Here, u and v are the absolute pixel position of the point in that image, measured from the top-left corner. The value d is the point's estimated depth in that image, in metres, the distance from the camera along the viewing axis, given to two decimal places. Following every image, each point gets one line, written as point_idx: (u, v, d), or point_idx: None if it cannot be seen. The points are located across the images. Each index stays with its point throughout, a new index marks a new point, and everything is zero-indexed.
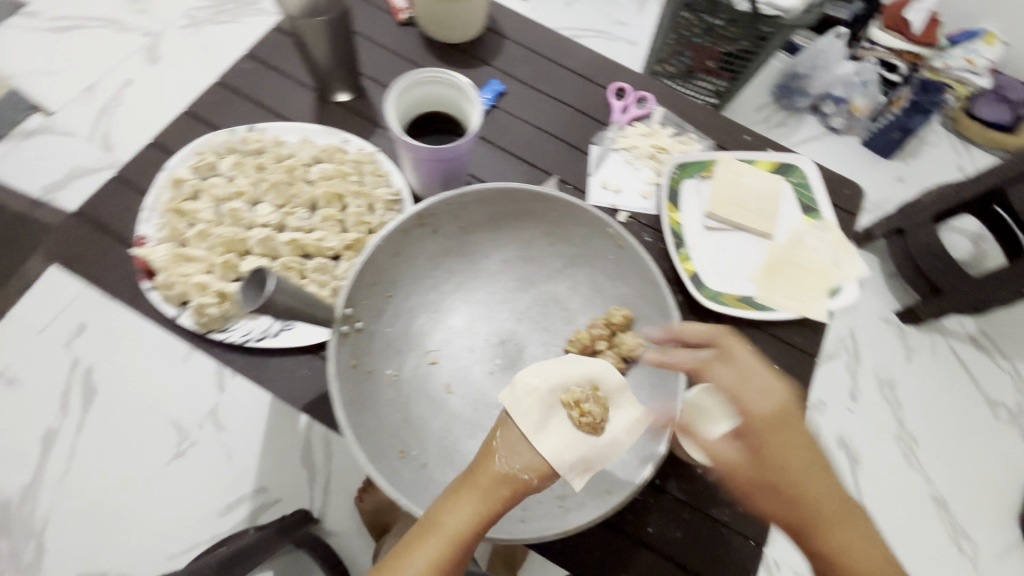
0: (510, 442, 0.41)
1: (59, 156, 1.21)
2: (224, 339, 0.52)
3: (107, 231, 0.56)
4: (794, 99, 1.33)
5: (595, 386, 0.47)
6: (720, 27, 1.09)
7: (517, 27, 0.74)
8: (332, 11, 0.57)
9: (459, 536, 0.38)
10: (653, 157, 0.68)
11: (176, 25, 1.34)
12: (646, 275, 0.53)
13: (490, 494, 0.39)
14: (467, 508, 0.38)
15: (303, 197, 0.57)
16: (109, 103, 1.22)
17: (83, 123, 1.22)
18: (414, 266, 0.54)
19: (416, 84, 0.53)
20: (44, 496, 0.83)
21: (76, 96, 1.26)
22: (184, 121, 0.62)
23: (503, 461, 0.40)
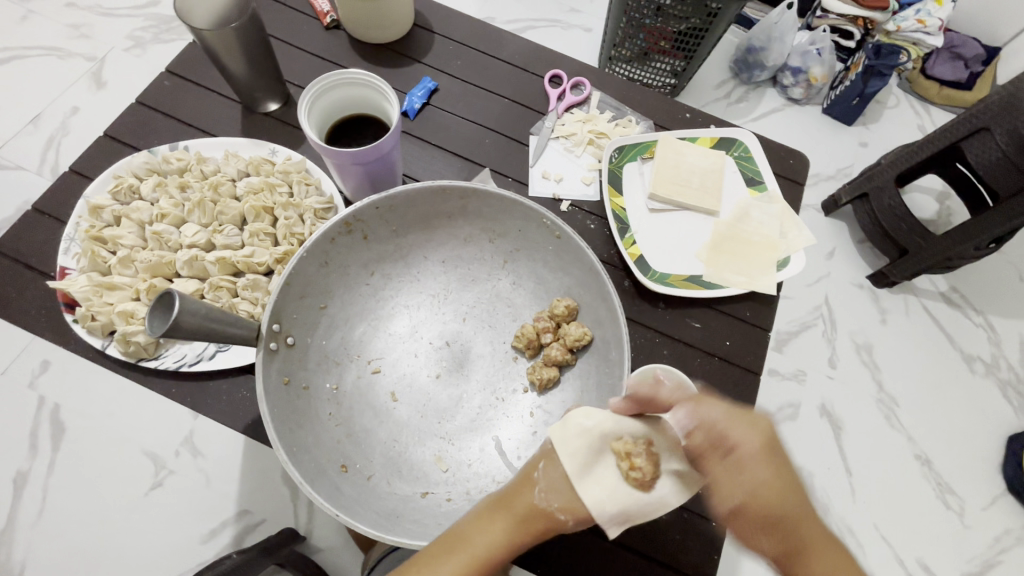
0: (553, 477, 0.37)
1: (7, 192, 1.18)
2: (157, 366, 0.51)
3: (29, 266, 0.54)
4: (754, 73, 1.32)
5: (651, 440, 0.38)
6: (668, 7, 1.08)
7: (447, 22, 0.73)
8: (242, 17, 0.55)
9: (483, 564, 0.36)
10: (591, 143, 0.67)
11: (121, 49, 1.31)
12: (584, 263, 0.52)
13: (526, 524, 0.37)
14: (496, 537, 0.37)
15: (230, 213, 0.55)
16: (54, 133, 1.20)
17: (30, 155, 1.19)
18: (347, 275, 0.53)
19: (329, 88, 0.51)
20: (17, 541, 0.82)
21: (19, 128, 1.23)
22: (105, 147, 0.60)
23: (543, 496, 0.37)
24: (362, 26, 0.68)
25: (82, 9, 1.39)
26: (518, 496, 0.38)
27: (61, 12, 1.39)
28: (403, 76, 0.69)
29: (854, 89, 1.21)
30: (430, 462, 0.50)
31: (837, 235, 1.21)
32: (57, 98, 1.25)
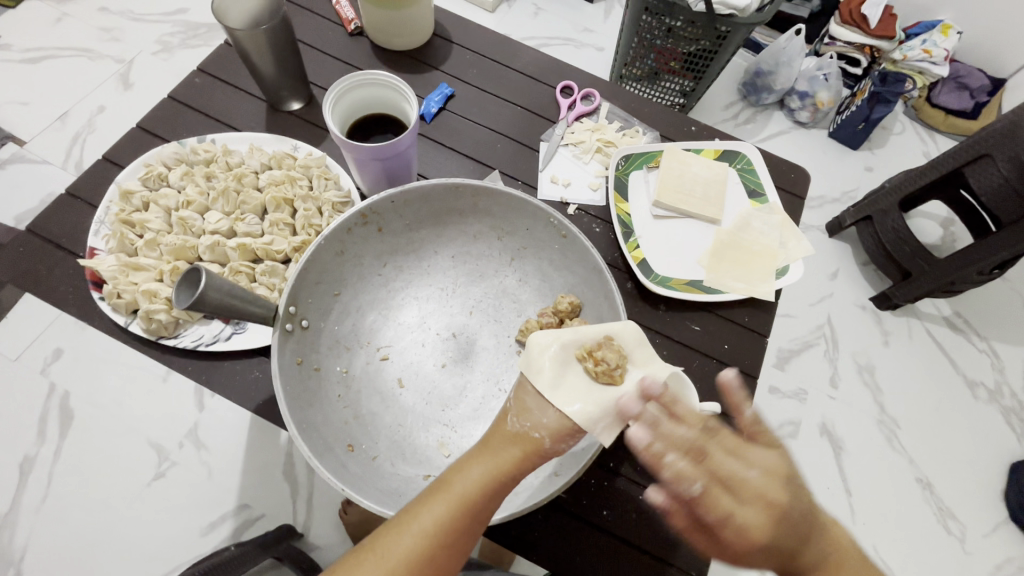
0: (524, 401, 0.43)
1: (33, 184, 1.24)
2: (176, 344, 0.53)
3: (60, 246, 0.57)
4: (762, 96, 1.36)
5: (611, 337, 0.47)
6: (679, 28, 1.11)
7: (466, 33, 0.76)
8: (274, 20, 0.58)
9: (467, 497, 0.39)
10: (599, 150, 0.70)
11: (149, 52, 1.39)
12: (588, 261, 0.54)
13: (504, 454, 0.41)
14: (475, 470, 0.40)
15: (252, 203, 0.58)
16: (82, 130, 1.27)
17: (59, 149, 1.27)
18: (361, 265, 0.55)
19: (353, 86, 0.54)
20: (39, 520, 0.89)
21: (48, 125, 1.29)
22: (137, 138, 0.63)
23: (515, 421, 0.43)
24: (382, 28, 0.70)
25: (113, 14, 1.46)
26: (496, 432, 0.43)
27: (94, 16, 1.45)
28: (422, 82, 0.72)
29: (860, 114, 1.24)
30: (432, 446, 0.51)
31: (840, 256, 1.23)
32: (86, 98, 1.32)
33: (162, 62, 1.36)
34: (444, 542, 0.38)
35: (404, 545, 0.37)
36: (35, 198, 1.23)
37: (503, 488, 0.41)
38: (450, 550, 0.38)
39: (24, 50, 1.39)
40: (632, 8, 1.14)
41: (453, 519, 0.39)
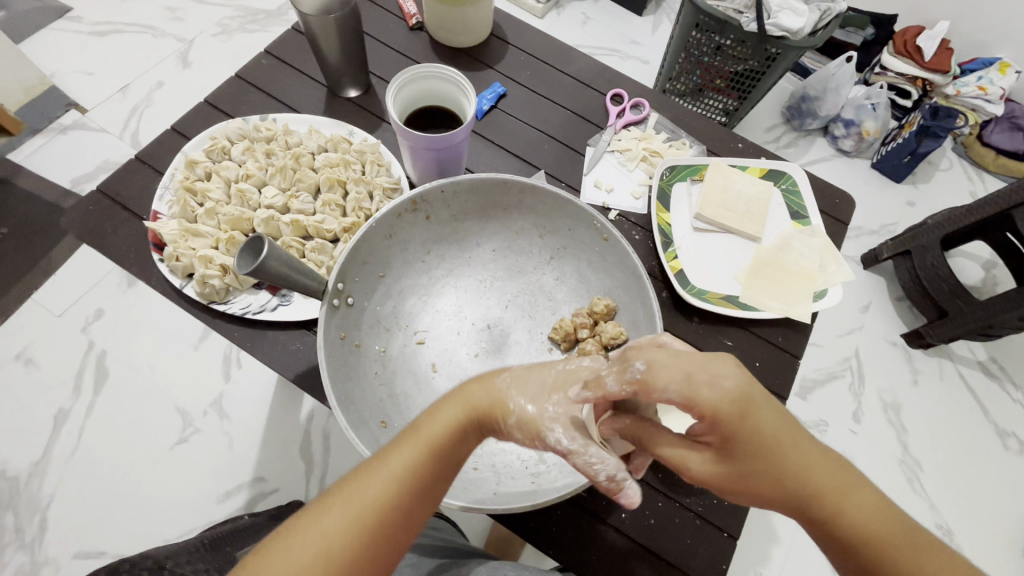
0: (524, 375, 0.43)
1: (90, 152, 1.46)
2: (225, 310, 0.55)
3: (124, 207, 0.60)
4: (806, 121, 1.35)
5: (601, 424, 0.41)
6: (729, 47, 1.13)
7: (522, 35, 0.77)
8: (344, 9, 0.61)
9: (436, 440, 0.41)
10: (645, 159, 0.70)
11: (209, 32, 1.60)
12: (628, 266, 0.55)
13: (472, 401, 0.42)
14: (442, 415, 0.42)
15: (307, 182, 0.60)
16: (139, 103, 1.50)
17: (116, 120, 1.50)
18: (406, 250, 0.57)
19: (427, 74, 0.56)
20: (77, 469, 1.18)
21: (110, 96, 1.51)
22: (201, 110, 0.66)
23: (507, 379, 0.43)
24: (438, 23, 0.73)
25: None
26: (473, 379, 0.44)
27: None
28: (476, 79, 0.74)
29: (906, 147, 1.22)
30: None
31: (874, 288, 1.21)
32: (148, 72, 1.54)
33: (220, 42, 1.57)
34: (412, 484, 0.40)
35: (373, 490, 0.39)
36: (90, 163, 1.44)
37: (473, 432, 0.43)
38: (417, 495, 0.40)
39: (95, 24, 1.58)
40: (683, 23, 1.16)
41: (422, 462, 0.40)
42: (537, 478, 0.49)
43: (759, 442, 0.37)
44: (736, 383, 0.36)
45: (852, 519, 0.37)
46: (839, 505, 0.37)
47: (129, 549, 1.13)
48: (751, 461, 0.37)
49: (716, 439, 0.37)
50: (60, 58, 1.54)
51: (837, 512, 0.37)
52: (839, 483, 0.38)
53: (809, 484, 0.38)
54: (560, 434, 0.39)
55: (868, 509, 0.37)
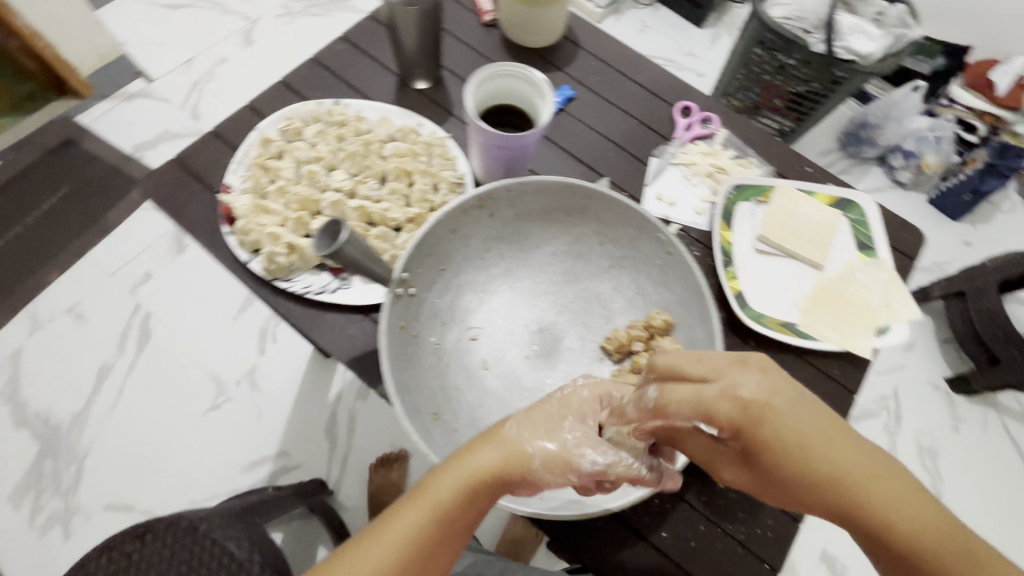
0: (533, 418, 0.42)
1: (152, 119, 1.55)
2: (287, 287, 0.56)
3: (198, 178, 0.61)
4: (863, 149, 1.32)
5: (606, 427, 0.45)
6: (792, 67, 1.16)
7: (594, 39, 0.77)
8: (424, 3, 0.62)
9: (440, 505, 0.40)
10: (710, 176, 0.69)
11: (273, 14, 1.75)
12: (691, 283, 0.54)
13: (478, 464, 0.40)
14: (446, 481, 0.40)
15: (375, 169, 0.61)
16: (202, 78, 1.60)
17: (177, 93, 1.59)
18: (467, 246, 0.57)
19: (509, 72, 0.56)
20: (112, 425, 1.23)
21: (175, 67, 1.63)
22: (277, 90, 0.68)
23: (515, 431, 0.42)
24: (511, 19, 0.73)
25: None
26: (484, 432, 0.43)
27: None
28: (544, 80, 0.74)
29: (969, 184, 1.20)
30: None
31: (921, 327, 1.17)
32: (212, 48, 1.66)
33: (283, 23, 1.73)
34: (417, 548, 0.40)
35: (383, 552, 0.39)
36: (148, 133, 1.53)
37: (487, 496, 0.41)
38: (423, 557, 0.40)
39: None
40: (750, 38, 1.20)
41: (427, 526, 0.40)
42: (583, 486, 0.49)
43: (790, 440, 0.34)
44: (755, 388, 0.35)
45: (903, 525, 0.32)
46: (888, 506, 0.33)
47: (157, 508, 1.17)
48: (777, 466, 0.34)
49: (743, 447, 0.36)
50: (133, 30, 1.68)
51: (886, 524, 0.32)
52: (881, 477, 0.33)
53: (860, 483, 0.33)
54: (592, 457, 0.40)
55: (920, 514, 0.32)
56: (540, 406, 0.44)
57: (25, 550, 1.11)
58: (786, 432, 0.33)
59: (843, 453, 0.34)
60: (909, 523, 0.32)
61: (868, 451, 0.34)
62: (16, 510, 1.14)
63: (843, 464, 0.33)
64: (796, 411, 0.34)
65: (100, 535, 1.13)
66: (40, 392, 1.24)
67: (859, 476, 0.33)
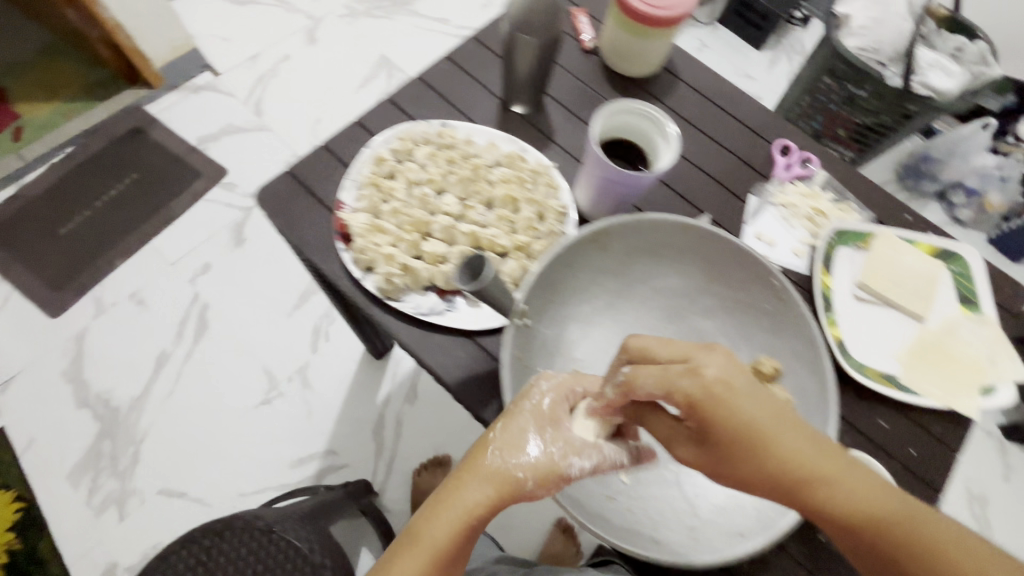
0: (508, 437, 0.45)
1: (217, 112, 1.60)
2: (398, 307, 0.57)
3: (310, 192, 0.63)
4: (922, 182, 1.46)
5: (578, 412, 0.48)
6: (863, 99, 1.34)
7: (693, 72, 0.77)
8: (546, 36, 0.62)
9: (438, 548, 0.42)
10: (810, 218, 0.68)
11: (337, 14, 1.78)
12: (804, 331, 0.55)
13: (474, 503, 0.43)
14: (438, 522, 0.42)
15: (483, 194, 0.62)
16: (267, 74, 1.65)
17: (242, 87, 1.63)
18: (576, 278, 0.57)
19: (641, 109, 0.57)
20: (167, 412, 1.25)
21: (240, 63, 1.66)
22: (384, 109, 0.69)
23: (497, 454, 0.44)
24: (611, 41, 0.73)
25: None
26: (468, 462, 0.45)
27: None
28: None
29: None
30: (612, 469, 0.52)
31: None
32: (277, 45, 1.70)
33: (347, 24, 1.76)
34: None
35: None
36: (214, 124, 1.58)
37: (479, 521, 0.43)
38: None
39: None
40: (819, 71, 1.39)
41: (428, 571, 0.41)
42: (694, 532, 0.48)
43: (741, 418, 0.37)
44: (718, 371, 0.38)
45: (841, 493, 0.36)
46: (834, 476, 0.37)
47: (208, 496, 1.19)
48: (733, 442, 0.37)
49: (697, 426, 0.39)
50: (202, 23, 1.71)
51: (827, 493, 0.37)
52: (826, 456, 0.38)
53: (806, 455, 0.37)
54: (578, 464, 0.45)
55: (856, 483, 0.37)
56: (513, 425, 0.45)
57: (82, 529, 1.14)
58: (746, 412, 0.37)
59: (795, 431, 0.38)
60: (845, 489, 0.37)
61: (814, 432, 0.38)
62: (74, 489, 1.17)
63: (791, 441, 0.37)
64: (747, 392, 0.38)
65: (154, 519, 1.16)
66: (101, 374, 1.27)
67: (799, 450, 0.37)
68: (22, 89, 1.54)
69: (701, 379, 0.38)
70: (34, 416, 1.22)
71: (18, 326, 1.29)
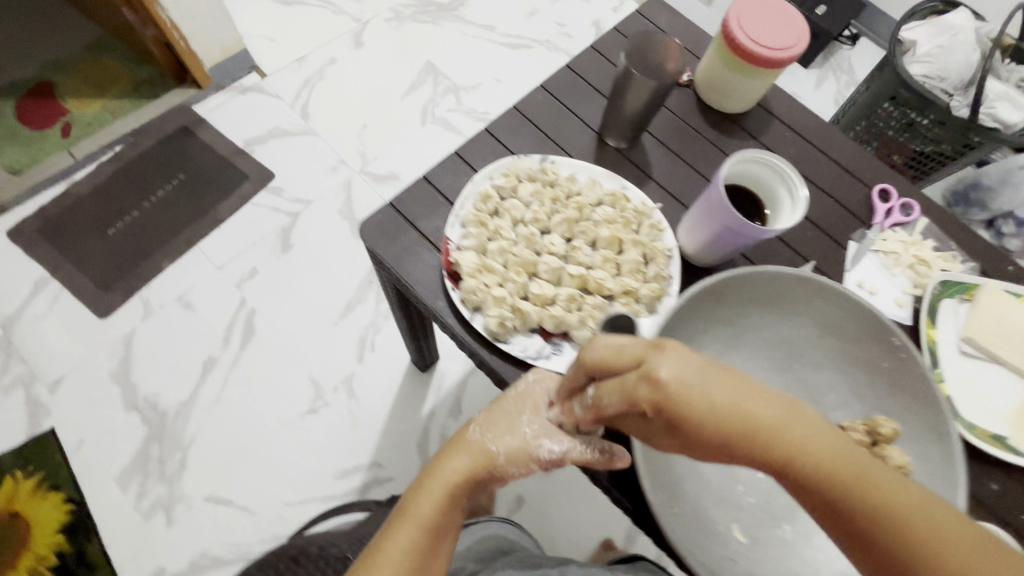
0: (489, 421, 0.50)
1: (264, 116, 1.56)
2: (507, 350, 0.56)
3: (413, 226, 0.62)
4: (971, 210, 1.41)
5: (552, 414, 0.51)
6: (924, 126, 1.31)
7: (790, 110, 0.75)
8: (668, 81, 0.60)
9: (428, 518, 0.47)
10: (912, 267, 0.67)
11: (383, 17, 1.75)
12: (926, 395, 0.53)
13: (453, 473, 0.48)
14: (427, 496, 0.47)
15: (589, 234, 0.61)
16: (314, 77, 1.62)
17: (289, 90, 1.60)
18: (688, 328, 0.56)
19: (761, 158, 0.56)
20: (212, 419, 1.24)
21: (288, 65, 1.63)
22: (482, 141, 0.68)
23: (477, 433, 0.50)
24: (704, 71, 0.72)
25: None
26: (455, 442, 0.51)
27: None
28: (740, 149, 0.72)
29: None
30: (726, 528, 0.51)
31: None
32: (324, 48, 1.67)
33: (393, 27, 1.73)
34: (414, 564, 0.45)
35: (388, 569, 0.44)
36: (262, 129, 1.54)
37: (461, 494, 0.49)
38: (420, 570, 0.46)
39: None
40: (878, 95, 1.37)
41: (419, 539, 0.46)
42: None
43: (698, 406, 0.37)
44: (670, 372, 0.37)
45: (814, 454, 0.36)
46: (799, 440, 0.37)
47: (254, 504, 1.18)
48: (701, 434, 0.37)
49: (666, 422, 0.38)
50: (249, 22, 1.69)
51: (792, 458, 0.37)
52: (789, 417, 0.37)
53: (771, 427, 0.37)
54: (547, 445, 0.48)
55: (822, 441, 0.37)
56: (498, 410, 0.52)
57: (132, 532, 1.14)
58: (703, 403, 0.36)
59: (751, 400, 0.37)
60: (816, 448, 0.37)
61: (771, 398, 0.38)
62: (123, 492, 1.16)
63: (755, 415, 0.37)
64: (697, 377, 0.37)
65: (201, 525, 1.15)
66: (149, 377, 1.26)
67: (764, 420, 0.37)
68: (70, 83, 1.52)
69: (654, 377, 0.37)
70: (83, 419, 1.21)
71: (66, 325, 1.28)
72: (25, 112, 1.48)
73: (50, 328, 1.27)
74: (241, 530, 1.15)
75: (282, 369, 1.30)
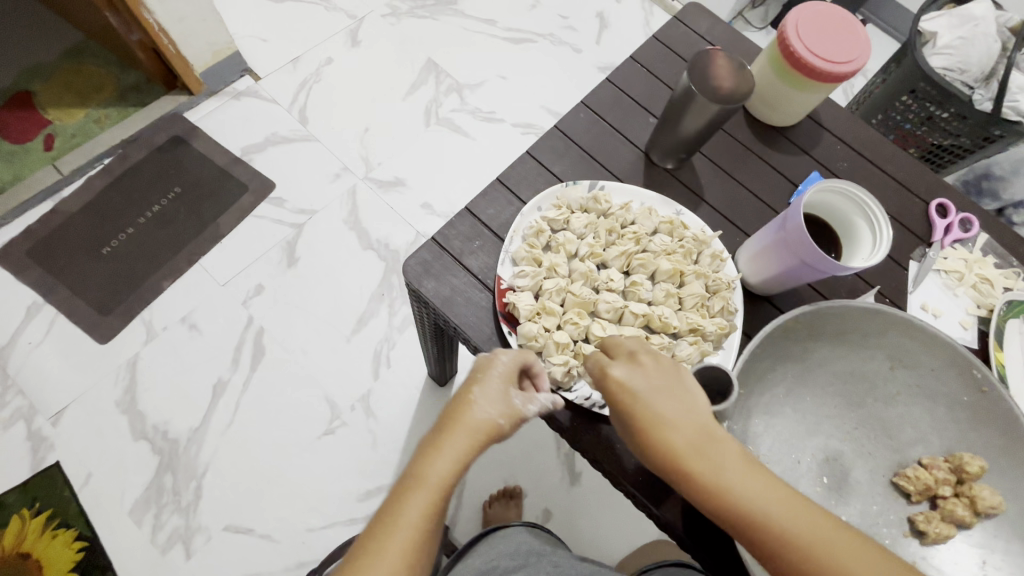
0: (488, 392, 0.46)
1: (259, 120, 1.48)
2: (571, 397, 0.53)
3: (460, 264, 0.58)
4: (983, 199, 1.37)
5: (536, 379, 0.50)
6: (942, 119, 1.26)
7: (840, 122, 0.72)
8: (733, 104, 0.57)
9: (442, 484, 0.42)
10: (975, 286, 0.64)
11: (379, 12, 1.66)
12: (1014, 431, 0.51)
13: (463, 442, 0.43)
14: (438, 462, 0.42)
15: (648, 267, 0.57)
16: (309, 78, 1.54)
17: (285, 93, 1.52)
18: (760, 367, 0.53)
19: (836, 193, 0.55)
20: (222, 449, 1.17)
21: (282, 66, 1.55)
22: (527, 168, 0.64)
23: (481, 407, 0.45)
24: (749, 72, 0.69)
25: None
26: (457, 413, 0.45)
27: None
28: (792, 164, 0.69)
29: None
30: None
31: None
32: (319, 47, 1.58)
33: (391, 23, 1.65)
34: (426, 537, 0.41)
35: (409, 539, 0.40)
36: (258, 133, 1.46)
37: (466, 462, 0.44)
38: (431, 542, 0.41)
39: None
40: (894, 89, 1.31)
41: (433, 509, 0.41)
42: None
43: (643, 406, 0.44)
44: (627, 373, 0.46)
45: (730, 485, 0.40)
46: (719, 467, 0.41)
47: (276, 531, 1.11)
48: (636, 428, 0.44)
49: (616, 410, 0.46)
50: (238, 22, 1.60)
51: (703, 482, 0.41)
52: (712, 445, 0.42)
53: (688, 446, 0.42)
54: (533, 408, 0.47)
55: (756, 487, 0.40)
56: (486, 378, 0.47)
57: (149, 569, 1.07)
58: (643, 405, 0.44)
59: (686, 417, 0.43)
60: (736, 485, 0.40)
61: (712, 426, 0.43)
62: (138, 526, 1.10)
63: (685, 432, 0.42)
64: (647, 385, 0.45)
65: (221, 556, 1.09)
66: (157, 404, 1.19)
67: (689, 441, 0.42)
68: (51, 93, 1.43)
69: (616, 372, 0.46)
70: (87, 451, 1.14)
71: (65, 352, 1.21)
72: (6, 126, 1.39)
73: (48, 355, 1.20)
74: (263, 559, 1.09)
75: (292, 392, 1.23)
